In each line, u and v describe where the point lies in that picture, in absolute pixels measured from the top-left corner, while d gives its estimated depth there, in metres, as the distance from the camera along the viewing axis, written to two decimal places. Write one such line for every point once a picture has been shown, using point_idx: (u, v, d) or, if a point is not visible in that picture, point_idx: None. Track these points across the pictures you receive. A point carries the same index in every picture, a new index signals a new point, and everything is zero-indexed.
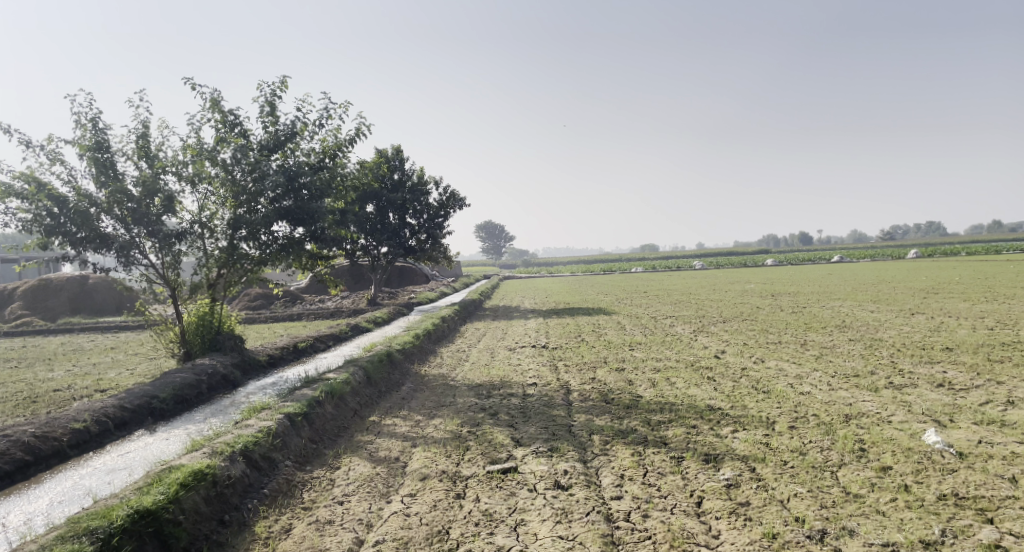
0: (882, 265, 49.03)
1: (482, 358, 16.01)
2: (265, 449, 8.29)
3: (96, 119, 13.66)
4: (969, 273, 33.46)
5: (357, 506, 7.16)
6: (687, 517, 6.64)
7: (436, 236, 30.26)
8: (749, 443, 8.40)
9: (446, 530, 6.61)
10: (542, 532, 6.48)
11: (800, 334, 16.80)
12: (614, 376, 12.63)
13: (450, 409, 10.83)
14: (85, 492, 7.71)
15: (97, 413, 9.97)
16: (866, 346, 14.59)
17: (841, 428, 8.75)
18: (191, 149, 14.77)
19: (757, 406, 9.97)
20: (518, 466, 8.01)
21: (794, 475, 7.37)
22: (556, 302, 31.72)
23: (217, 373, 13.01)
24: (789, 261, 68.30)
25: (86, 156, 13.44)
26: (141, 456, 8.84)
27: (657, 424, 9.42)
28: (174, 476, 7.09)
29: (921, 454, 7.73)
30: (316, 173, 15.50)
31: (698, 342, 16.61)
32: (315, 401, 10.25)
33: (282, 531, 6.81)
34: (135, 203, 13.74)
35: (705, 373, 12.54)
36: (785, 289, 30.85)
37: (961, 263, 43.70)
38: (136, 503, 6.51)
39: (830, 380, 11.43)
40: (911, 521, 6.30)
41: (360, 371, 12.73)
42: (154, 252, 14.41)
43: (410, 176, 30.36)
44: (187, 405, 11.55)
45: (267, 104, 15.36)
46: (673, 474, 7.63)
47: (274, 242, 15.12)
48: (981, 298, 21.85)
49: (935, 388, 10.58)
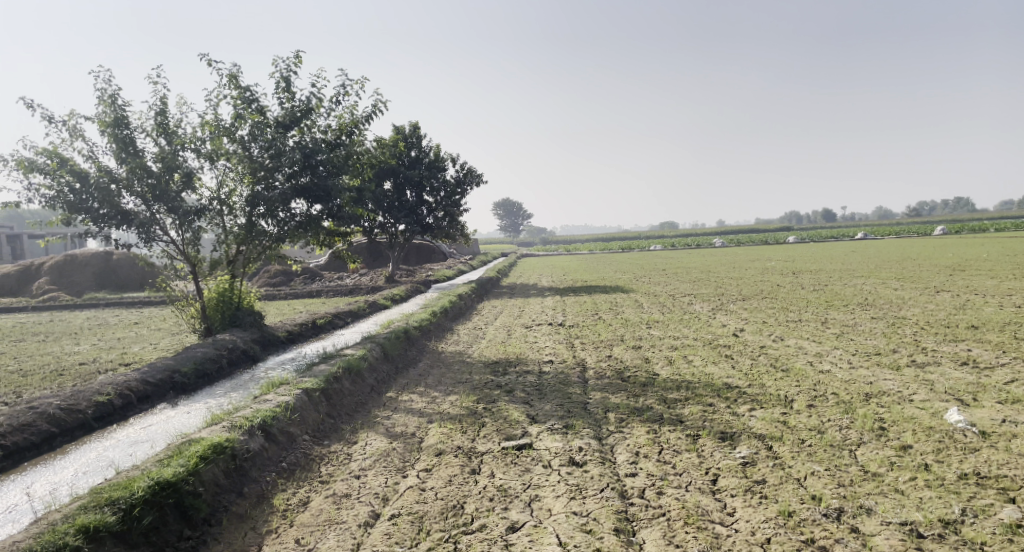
0: (907, 242, 48.15)
1: (499, 336, 16.04)
2: (283, 424, 8.39)
3: (116, 95, 13.72)
4: (997, 250, 32.70)
5: (374, 480, 7.23)
6: (702, 495, 6.61)
7: (453, 213, 30.22)
8: (766, 421, 8.33)
9: (461, 504, 6.65)
10: (556, 508, 6.49)
11: (821, 312, 16.60)
12: (630, 354, 12.60)
13: (466, 386, 10.88)
14: (108, 463, 7.87)
15: (120, 386, 10.16)
16: (888, 324, 14.38)
17: (861, 407, 8.64)
18: (210, 126, 14.81)
19: (775, 385, 9.90)
20: (532, 443, 8.03)
21: (811, 454, 7.30)
22: (574, 280, 31.66)
23: (237, 348, 13.18)
24: (811, 238, 67.26)
25: (106, 132, 13.53)
26: (163, 429, 9.00)
27: (673, 402, 9.38)
28: (194, 449, 7.19)
29: (942, 433, 7.62)
30: (332, 150, 15.49)
31: (716, 320, 16.52)
32: (333, 377, 10.36)
33: (300, 504, 6.90)
34: (155, 179, 13.85)
35: (723, 351, 12.45)
36: (806, 267, 30.45)
37: (986, 240, 42.63)
38: (156, 475, 6.61)
39: (850, 358, 11.30)
40: (931, 501, 6.20)
41: (377, 347, 12.84)
42: (174, 228, 14.54)
43: (427, 153, 30.28)
44: (208, 380, 11.73)
45: (283, 80, 15.34)
46: (688, 452, 7.60)
47: (292, 219, 15.21)
48: (1010, 275, 21.39)
49: (959, 366, 10.42)
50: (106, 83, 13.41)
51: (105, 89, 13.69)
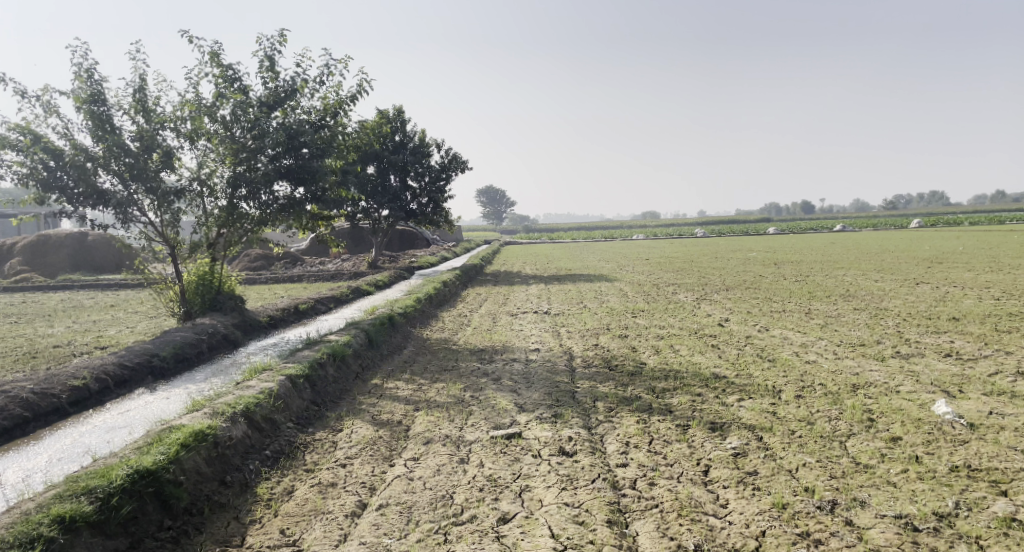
0: (886, 235, 48.71)
1: (484, 323, 15.90)
2: (266, 410, 8.18)
3: (92, 71, 13.28)
4: (972, 243, 33.13)
5: (360, 469, 7.08)
6: (695, 486, 6.55)
7: (437, 199, 29.91)
8: (755, 412, 8.29)
9: (450, 494, 6.52)
10: (547, 498, 6.40)
11: (804, 302, 16.68)
12: (617, 343, 12.54)
13: (452, 373, 10.73)
14: (84, 450, 7.62)
15: (96, 370, 9.87)
16: (870, 315, 14.46)
17: (849, 398, 8.64)
18: (190, 105, 14.41)
19: (762, 375, 9.89)
20: (522, 432, 7.92)
21: (802, 445, 7.27)
22: (558, 268, 31.56)
23: (218, 332, 12.92)
24: (791, 229, 67.72)
25: (82, 109, 13.09)
26: (142, 415, 8.74)
27: (662, 391, 9.32)
28: (175, 436, 6.97)
29: (931, 425, 7.62)
30: (317, 132, 15.15)
31: (701, 309, 16.52)
32: (317, 363, 10.16)
33: (285, 493, 6.73)
34: (133, 158, 13.44)
35: (709, 341, 12.42)
36: (787, 258, 30.63)
37: (960, 234, 43.15)
38: (136, 463, 6.39)
39: (835, 349, 11.33)
40: (924, 493, 6.20)
41: (361, 334, 12.64)
42: (153, 209, 14.16)
43: (412, 138, 29.90)
44: (188, 364, 11.46)
45: (266, 58, 14.94)
46: (679, 442, 7.54)
47: (274, 202, 14.88)
48: (987, 267, 21.68)
49: (943, 358, 10.48)
50: (82, 57, 12.96)
51: (81, 64, 13.24)
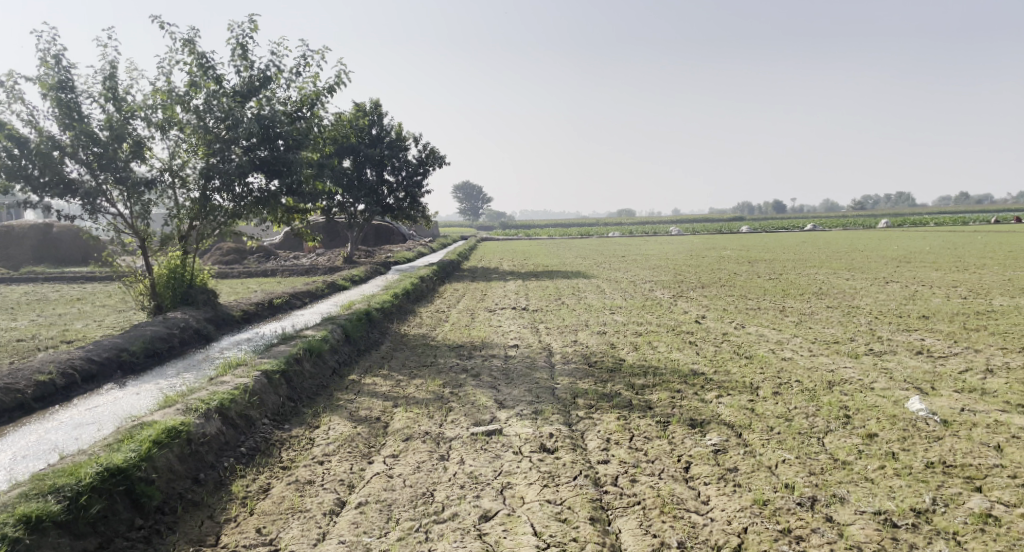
0: (857, 234, 49.54)
1: (462, 319, 15.78)
2: (241, 407, 7.98)
3: (60, 57, 12.88)
4: (938, 243, 33.85)
5: (338, 466, 6.95)
6: (676, 483, 6.56)
7: (415, 194, 29.66)
8: (734, 408, 8.34)
9: (431, 492, 6.42)
10: (529, 496, 6.35)
11: (778, 300, 16.86)
12: (596, 339, 12.53)
13: (431, 369, 10.62)
14: (51, 447, 7.36)
15: (63, 365, 9.56)
16: (843, 313, 14.66)
17: (825, 395, 8.73)
18: (161, 93, 14.06)
19: (740, 372, 9.95)
20: (502, 429, 7.86)
21: (781, 442, 7.32)
22: (535, 264, 31.51)
23: (189, 327, 12.63)
24: (765, 228, 68.48)
25: (49, 96, 12.69)
26: (111, 411, 8.49)
27: (641, 387, 9.33)
28: (146, 433, 6.76)
29: (906, 421, 7.73)
30: (293, 124, 14.88)
31: (677, 306, 16.61)
32: (293, 358, 9.98)
33: (260, 491, 6.57)
34: (101, 148, 13.08)
35: (686, 337, 12.47)
36: (760, 256, 31.02)
37: (925, 233, 43.98)
38: (105, 461, 6.18)
39: (810, 346, 11.46)
40: (901, 489, 6.28)
41: (338, 329, 12.45)
42: (122, 201, 13.80)
43: (388, 131, 29.62)
44: (159, 359, 11.19)
45: (240, 46, 14.64)
46: (660, 438, 7.54)
47: (249, 194, 14.60)
48: (954, 267, 22.15)
49: (914, 355, 10.66)
50: (49, 42, 12.55)
51: (47, 49, 12.82)
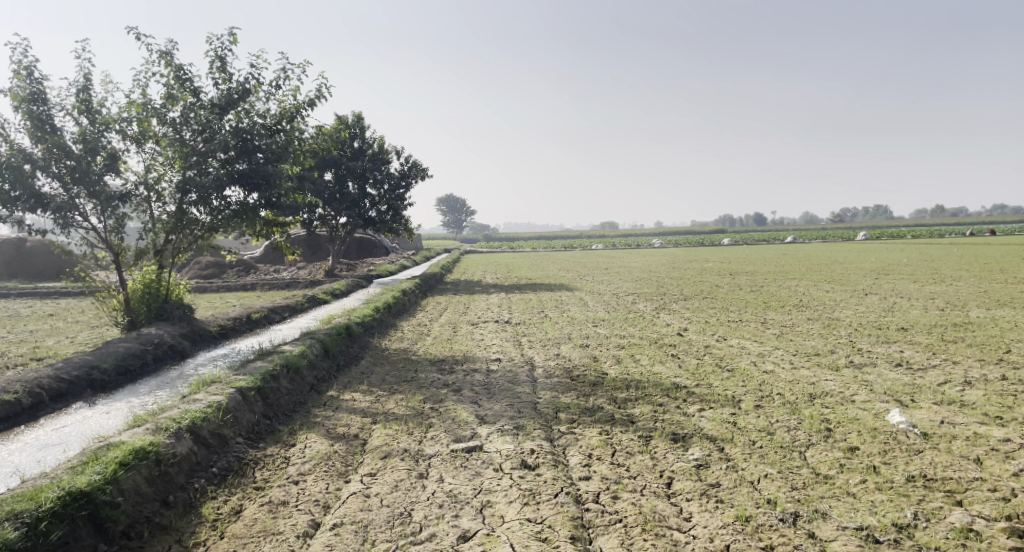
0: (837, 247, 50.17)
1: (444, 333, 15.63)
2: (214, 425, 7.77)
3: (32, 68, 12.68)
4: (917, 255, 34.28)
5: (313, 486, 6.78)
6: (658, 500, 6.47)
7: (397, 207, 29.50)
8: (716, 422, 8.29)
9: (408, 512, 6.28)
10: (509, 514, 6.23)
11: (760, 313, 16.90)
12: (579, 353, 12.45)
13: (411, 384, 10.47)
14: (13, 469, 7.11)
15: (30, 384, 9.29)
16: (824, 325, 14.73)
17: (807, 408, 8.71)
18: (137, 106, 13.86)
19: (722, 384, 9.92)
20: (483, 445, 7.73)
21: (763, 456, 7.27)
22: (518, 277, 31.41)
23: (164, 343, 12.37)
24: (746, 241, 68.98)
25: (20, 108, 12.46)
26: (78, 431, 8.24)
27: (624, 402, 9.25)
28: (112, 454, 6.54)
29: (887, 434, 7.73)
30: (272, 136, 14.73)
31: (660, 319, 16.59)
32: (270, 375, 9.77)
33: (232, 513, 6.38)
34: (75, 161, 12.85)
35: (669, 350, 12.44)
36: (740, 269, 31.19)
37: (902, 246, 44.60)
38: (67, 485, 5.96)
39: (791, 359, 11.47)
40: (883, 504, 6.25)
41: (317, 344, 12.26)
42: (96, 214, 13.55)
43: (371, 144, 29.52)
44: (131, 377, 10.92)
45: (218, 59, 14.50)
46: (642, 454, 7.46)
47: (226, 208, 14.39)
48: (929, 279, 22.42)
49: (894, 367, 10.70)
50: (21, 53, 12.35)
51: (19, 61, 12.60)
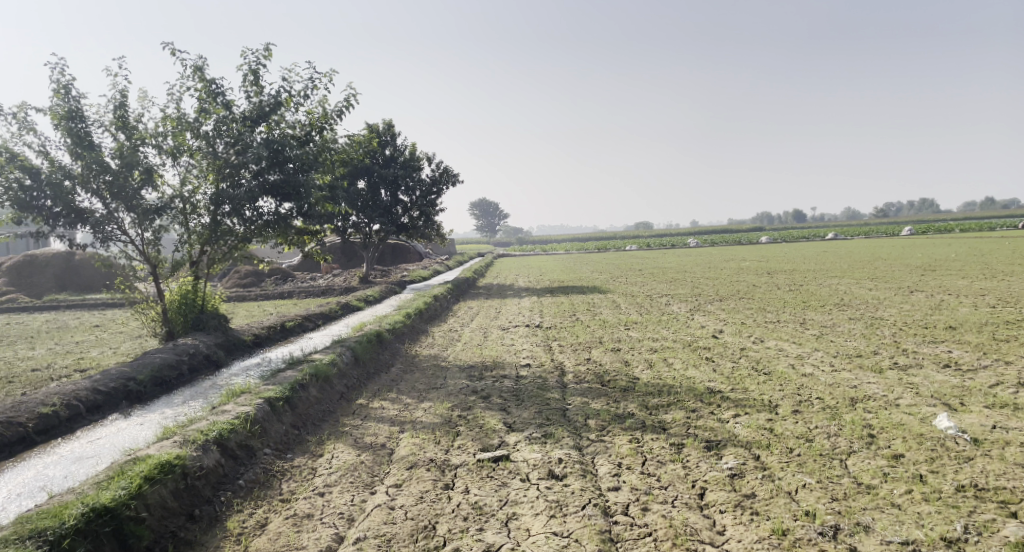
0: (879, 242, 48.54)
1: (475, 339, 15.55)
2: (241, 437, 7.81)
3: (70, 87, 13.01)
4: (965, 250, 32.92)
5: (338, 498, 6.73)
6: (690, 512, 6.25)
7: (429, 213, 29.60)
8: (752, 428, 7.99)
9: (433, 525, 6.19)
10: (535, 528, 6.07)
11: (798, 313, 16.39)
12: (610, 357, 12.21)
13: (440, 392, 10.39)
14: (47, 483, 7.24)
15: (67, 396, 9.48)
16: (866, 325, 14.19)
17: (848, 413, 8.35)
18: (171, 120, 14.13)
19: (759, 389, 9.59)
20: (510, 454, 7.58)
21: (801, 464, 6.96)
22: (551, 280, 31.18)
23: (199, 353, 12.55)
24: (786, 238, 67.37)
25: (59, 126, 12.79)
26: (112, 444, 8.36)
27: (655, 408, 9.01)
28: (138, 468, 6.60)
29: (934, 441, 7.33)
30: (302, 147, 14.87)
31: (695, 321, 16.21)
32: (299, 385, 9.80)
33: (257, 526, 6.37)
34: (113, 176, 13.16)
35: (703, 353, 12.12)
36: (779, 267, 30.40)
37: (949, 241, 42.81)
38: (91, 501, 6.02)
39: (832, 361, 11.03)
40: (930, 516, 5.92)
41: (347, 352, 12.29)
42: (133, 227, 13.84)
43: (401, 152, 29.71)
44: (166, 387, 11.08)
45: (249, 72, 14.71)
46: (673, 463, 7.22)
47: (259, 218, 14.56)
48: (979, 274, 21.51)
49: (942, 369, 10.20)
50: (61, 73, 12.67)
51: (58, 80, 12.96)
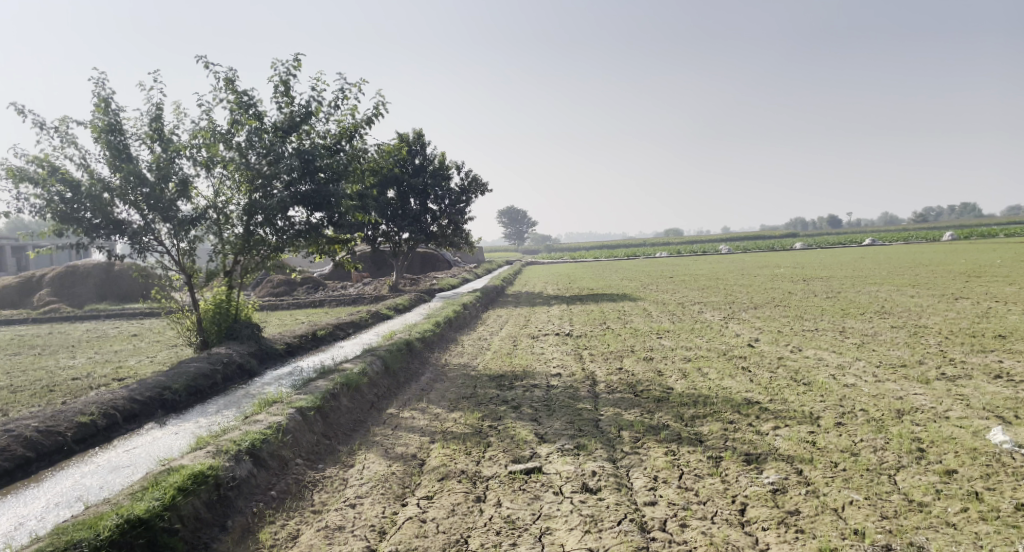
0: (918, 248, 47.23)
1: (504, 347, 15.42)
2: (273, 447, 7.80)
3: (110, 101, 13.31)
4: (1011, 255, 31.80)
5: (370, 510, 6.65)
6: (731, 529, 6.03)
7: (458, 221, 29.67)
8: (793, 441, 7.71)
9: (465, 539, 6.07)
10: (569, 543, 5.92)
11: (837, 321, 15.93)
12: (642, 367, 11.96)
13: (471, 401, 10.28)
14: (85, 493, 7.31)
15: (105, 405, 9.61)
16: (909, 333, 13.70)
17: (894, 425, 8.01)
18: (205, 132, 14.37)
19: (798, 399, 9.28)
20: (542, 466, 7.43)
21: (847, 480, 6.67)
22: (580, 288, 30.92)
23: (233, 362, 12.64)
24: (820, 244, 65.87)
25: (99, 139, 13.09)
26: (147, 453, 8.43)
27: (691, 419, 8.76)
28: (172, 479, 6.61)
29: (989, 456, 6.98)
30: (332, 156, 14.96)
31: (729, 329, 15.86)
32: (330, 394, 9.79)
33: (288, 539, 6.32)
34: (150, 188, 13.41)
35: (739, 363, 11.81)
36: (815, 274, 29.70)
37: (993, 246, 41.40)
38: (126, 512, 6.04)
39: (875, 371, 10.64)
40: (989, 537, 5.61)
41: (378, 361, 12.27)
42: (169, 238, 14.06)
43: (431, 160, 29.87)
44: (200, 397, 11.17)
45: (281, 83, 14.90)
46: (711, 477, 6.99)
47: (291, 228, 14.63)
48: None
49: (993, 380, 9.76)
50: (100, 87, 12.95)
51: (98, 94, 13.26)
